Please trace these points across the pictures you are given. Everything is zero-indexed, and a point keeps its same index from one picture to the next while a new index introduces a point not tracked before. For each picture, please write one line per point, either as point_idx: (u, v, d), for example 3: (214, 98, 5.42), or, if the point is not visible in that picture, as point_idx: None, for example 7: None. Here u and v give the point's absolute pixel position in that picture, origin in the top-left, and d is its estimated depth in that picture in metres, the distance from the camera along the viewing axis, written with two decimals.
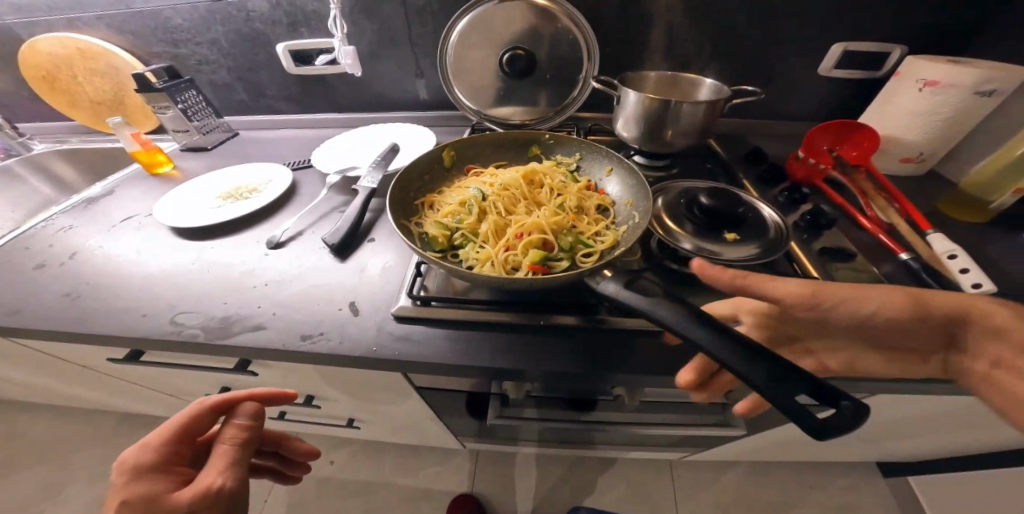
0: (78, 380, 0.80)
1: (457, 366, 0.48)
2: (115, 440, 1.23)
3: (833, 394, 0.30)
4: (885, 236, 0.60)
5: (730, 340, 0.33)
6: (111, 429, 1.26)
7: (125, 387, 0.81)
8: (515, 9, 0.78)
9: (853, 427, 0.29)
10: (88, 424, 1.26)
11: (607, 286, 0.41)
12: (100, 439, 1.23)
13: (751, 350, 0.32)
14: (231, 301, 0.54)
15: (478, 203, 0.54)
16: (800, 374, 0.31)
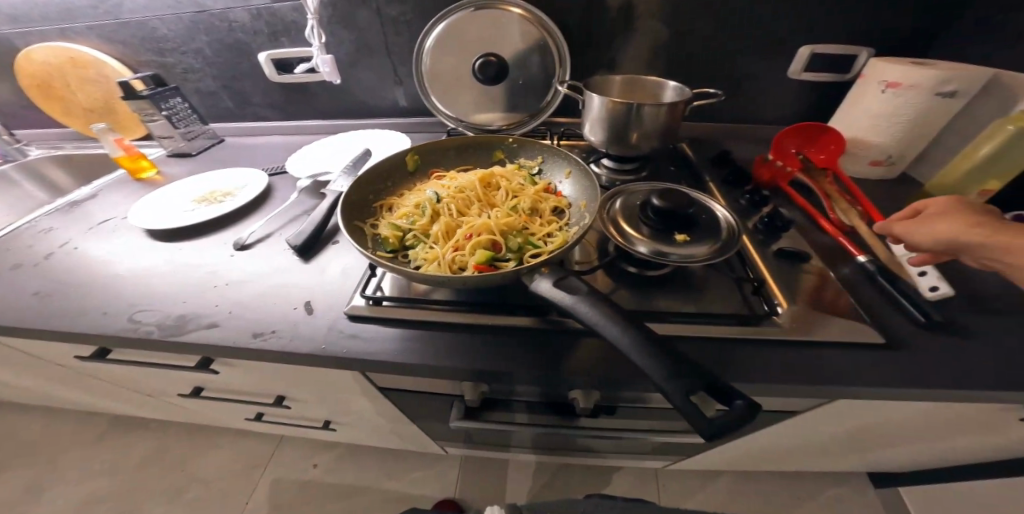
0: (59, 380, 0.82)
1: (404, 365, 0.49)
2: (107, 441, 1.27)
3: (727, 392, 0.34)
4: (846, 239, 0.61)
5: (645, 340, 0.35)
6: (102, 430, 1.29)
7: (105, 387, 0.84)
8: (486, 17, 0.80)
9: (741, 424, 0.32)
10: (80, 426, 1.30)
11: (541, 284, 0.41)
12: (91, 441, 1.27)
13: (661, 351, 0.34)
14: (190, 300, 0.55)
15: (431, 205, 0.55)
16: (704, 374, 0.34)
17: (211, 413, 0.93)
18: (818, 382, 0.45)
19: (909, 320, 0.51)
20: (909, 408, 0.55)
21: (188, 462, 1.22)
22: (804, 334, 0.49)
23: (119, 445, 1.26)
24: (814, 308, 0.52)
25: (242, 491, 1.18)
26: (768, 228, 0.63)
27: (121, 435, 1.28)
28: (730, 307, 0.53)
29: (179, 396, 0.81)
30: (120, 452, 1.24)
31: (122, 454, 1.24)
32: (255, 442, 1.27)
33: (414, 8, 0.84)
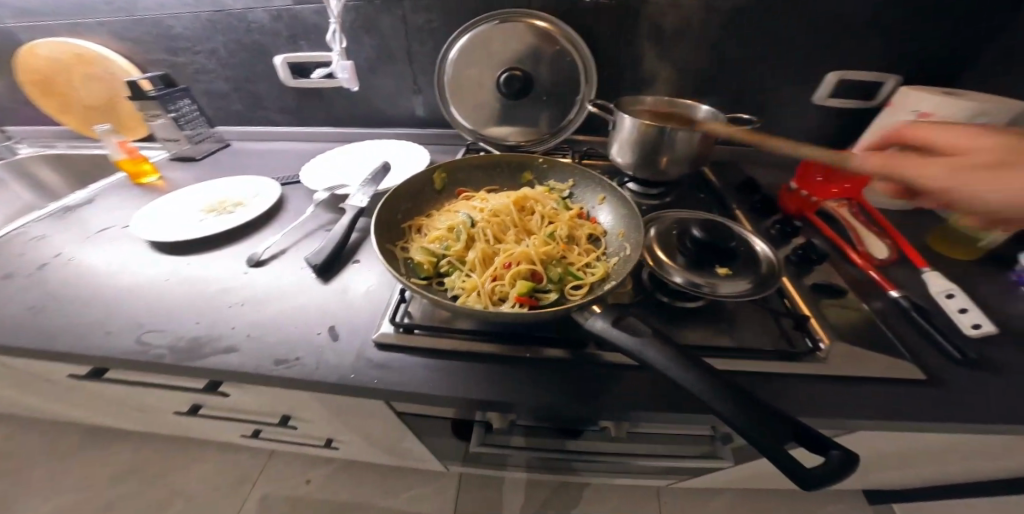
0: (44, 393, 0.76)
1: (434, 396, 0.46)
2: (81, 452, 1.19)
3: (816, 437, 0.31)
4: (877, 273, 0.61)
5: (721, 382, 0.32)
6: (75, 441, 1.21)
7: (90, 402, 0.79)
8: (514, 32, 0.78)
9: (840, 476, 0.29)
10: (53, 436, 1.22)
11: (594, 324, 0.39)
12: (63, 453, 1.19)
13: (742, 393, 0.32)
14: (202, 321, 0.51)
15: (466, 230, 0.53)
16: (790, 420, 0.31)
17: (203, 428, 0.88)
18: (866, 419, 0.43)
19: (944, 356, 0.50)
20: (942, 443, 0.54)
21: (171, 475, 1.15)
22: (849, 371, 0.47)
23: (95, 458, 1.18)
24: (855, 342, 0.51)
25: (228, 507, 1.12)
26: (801, 260, 0.61)
27: (94, 445, 1.20)
28: (770, 342, 0.50)
29: (176, 414, 0.76)
30: (98, 467, 1.16)
31: (98, 467, 1.16)
32: (244, 455, 1.21)
33: (441, 17, 0.82)
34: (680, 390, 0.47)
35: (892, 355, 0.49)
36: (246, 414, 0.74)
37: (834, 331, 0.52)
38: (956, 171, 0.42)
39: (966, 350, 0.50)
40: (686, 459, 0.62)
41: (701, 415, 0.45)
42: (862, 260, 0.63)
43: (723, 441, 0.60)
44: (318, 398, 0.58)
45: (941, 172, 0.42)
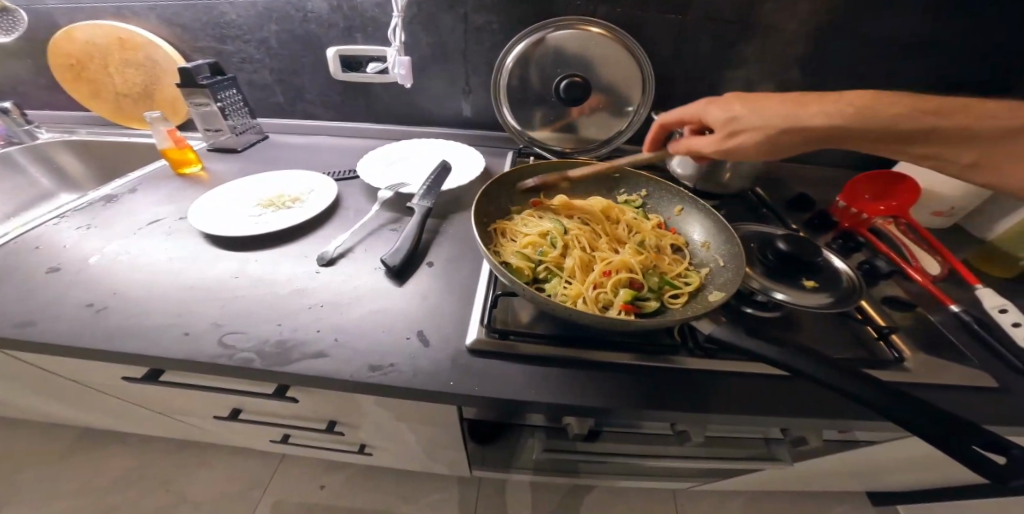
0: (50, 394, 0.69)
1: (535, 403, 0.45)
2: (69, 459, 1.06)
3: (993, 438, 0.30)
4: (934, 287, 0.62)
5: (877, 384, 0.33)
6: (65, 446, 1.09)
7: (105, 403, 0.70)
8: (576, 37, 0.79)
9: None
10: (37, 439, 1.09)
11: (716, 332, 0.41)
12: (44, 461, 1.06)
13: (904, 396, 0.32)
14: (286, 323, 0.48)
15: (558, 236, 0.53)
16: (965, 421, 0.31)
17: (227, 433, 0.81)
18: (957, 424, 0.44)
19: (1005, 365, 0.52)
20: None
21: (177, 480, 1.04)
22: (936, 380, 0.47)
23: (84, 465, 1.06)
24: (930, 352, 0.51)
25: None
26: (869, 273, 0.62)
27: (90, 449, 1.08)
28: (851, 351, 0.51)
29: (214, 419, 0.68)
30: (81, 474, 1.04)
31: (90, 476, 1.04)
32: (251, 460, 1.10)
33: (502, 19, 0.83)
34: (773, 398, 0.46)
35: (968, 363, 0.50)
36: (291, 420, 0.68)
37: (910, 340, 0.53)
38: (824, 113, 0.47)
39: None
40: (738, 463, 0.62)
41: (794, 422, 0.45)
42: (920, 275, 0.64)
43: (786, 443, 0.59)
44: (391, 404, 0.55)
45: (818, 113, 0.47)
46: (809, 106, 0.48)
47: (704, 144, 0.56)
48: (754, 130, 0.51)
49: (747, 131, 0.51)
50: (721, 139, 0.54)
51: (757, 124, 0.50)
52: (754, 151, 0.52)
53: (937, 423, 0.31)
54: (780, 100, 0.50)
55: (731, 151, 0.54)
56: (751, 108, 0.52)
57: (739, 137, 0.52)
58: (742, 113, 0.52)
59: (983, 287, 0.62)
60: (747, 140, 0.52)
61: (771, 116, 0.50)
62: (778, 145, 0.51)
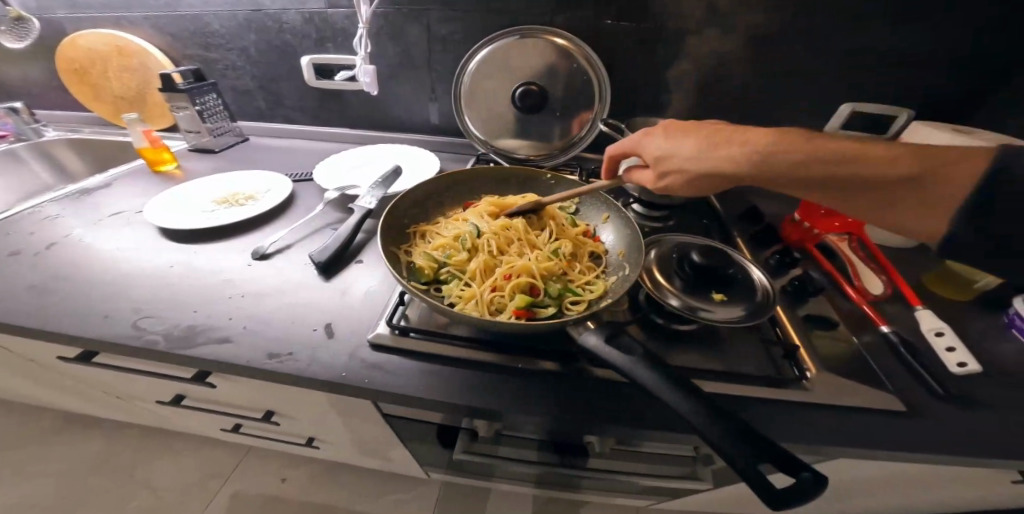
0: (19, 373, 0.75)
1: (424, 399, 0.46)
2: (53, 438, 1.14)
3: (790, 460, 0.30)
4: (869, 308, 0.60)
5: (698, 398, 0.34)
6: (49, 425, 1.16)
7: (65, 382, 0.76)
8: (533, 48, 0.82)
9: (809, 497, 0.29)
10: (27, 418, 1.17)
11: (588, 339, 0.41)
12: (29, 438, 1.13)
13: (717, 410, 0.33)
14: (202, 309, 0.53)
15: (473, 241, 0.58)
16: (765, 440, 0.31)
17: (182, 420, 0.84)
18: (842, 445, 0.43)
19: (924, 389, 0.50)
20: (927, 481, 0.53)
21: (141, 467, 1.09)
22: (831, 401, 0.47)
23: (63, 445, 1.12)
24: (840, 373, 0.50)
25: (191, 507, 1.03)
26: (795, 291, 0.62)
27: (71, 431, 1.15)
28: (757, 369, 0.50)
29: (157, 403, 0.73)
30: (64, 454, 1.10)
31: (68, 456, 1.10)
32: (220, 449, 1.15)
33: (463, 30, 0.86)
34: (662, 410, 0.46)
35: (874, 384, 0.49)
36: (232, 409, 0.71)
37: (822, 359, 0.52)
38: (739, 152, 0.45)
39: (947, 385, 0.50)
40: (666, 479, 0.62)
41: (679, 433, 0.45)
42: (856, 295, 0.63)
43: (705, 463, 0.58)
44: (306, 394, 0.57)
45: (732, 157, 0.46)
46: (727, 147, 0.46)
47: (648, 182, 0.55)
48: (682, 170, 0.50)
49: (674, 173, 0.51)
50: (658, 178, 0.54)
51: (682, 164, 0.50)
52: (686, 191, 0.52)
53: (736, 437, 0.31)
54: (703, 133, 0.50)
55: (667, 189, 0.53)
56: (676, 144, 0.51)
57: (670, 178, 0.52)
58: (670, 150, 0.51)
59: (923, 309, 0.60)
60: (675, 179, 0.52)
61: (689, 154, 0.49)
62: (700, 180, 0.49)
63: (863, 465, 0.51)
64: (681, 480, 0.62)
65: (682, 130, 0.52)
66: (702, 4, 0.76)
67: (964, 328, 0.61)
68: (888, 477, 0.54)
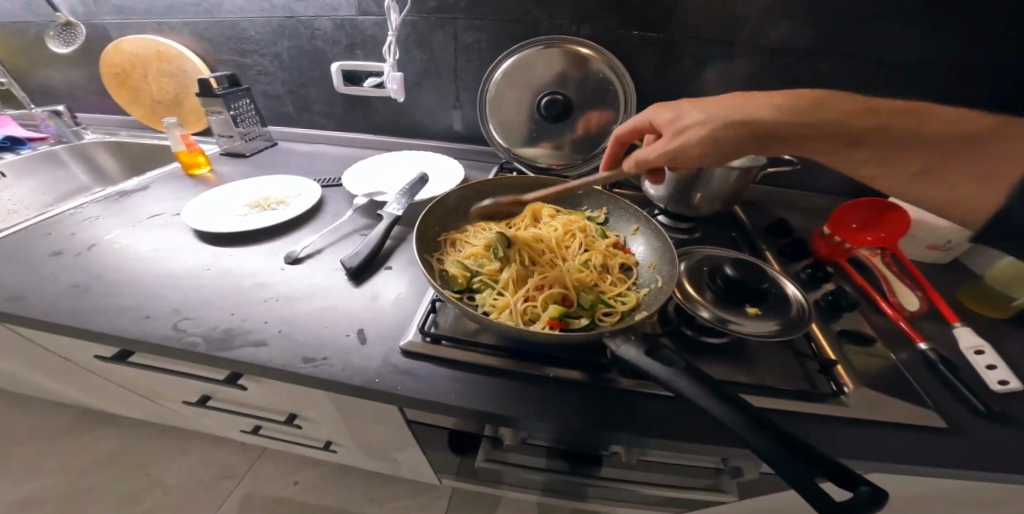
0: (56, 368, 0.77)
1: (454, 405, 0.46)
2: (78, 433, 1.17)
3: (842, 473, 0.31)
4: (906, 324, 0.59)
5: (747, 412, 0.34)
6: (74, 421, 1.20)
7: (97, 381, 0.79)
8: (560, 58, 0.82)
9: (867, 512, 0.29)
10: (54, 413, 1.21)
11: (626, 351, 0.42)
12: (54, 433, 1.16)
13: (767, 425, 0.33)
14: (238, 313, 0.54)
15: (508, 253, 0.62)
16: (817, 454, 0.32)
17: (206, 420, 0.86)
18: (882, 464, 0.42)
19: (967, 407, 0.48)
20: (967, 503, 0.51)
21: (156, 465, 1.11)
22: (872, 417, 0.46)
23: (86, 441, 1.15)
24: (879, 390, 0.49)
25: (207, 507, 1.05)
26: (830, 306, 0.61)
27: (95, 427, 1.18)
28: (794, 383, 0.49)
29: (184, 403, 0.75)
30: (90, 448, 1.13)
31: (92, 450, 1.13)
32: (238, 447, 1.16)
33: (490, 38, 0.87)
34: (695, 423, 0.46)
35: (912, 401, 0.48)
36: (257, 410, 0.71)
37: (857, 373, 0.51)
38: (760, 109, 0.47)
39: (990, 403, 0.48)
40: (688, 490, 0.60)
41: (710, 446, 0.45)
42: (892, 310, 0.62)
43: (729, 475, 0.56)
44: (332, 399, 0.57)
45: (753, 111, 0.47)
46: (761, 101, 0.48)
47: (650, 152, 0.58)
48: (696, 124, 0.54)
49: (693, 127, 0.55)
50: (667, 140, 0.57)
51: (700, 121, 0.54)
52: (698, 149, 0.54)
53: (789, 453, 0.32)
54: (724, 101, 0.54)
55: (675, 154, 0.56)
56: (700, 109, 0.55)
57: (682, 135, 0.55)
58: (688, 113, 0.56)
59: (963, 326, 0.58)
60: (687, 139, 0.55)
61: (712, 112, 0.53)
62: (716, 141, 0.51)
63: (895, 482, 0.50)
64: (704, 492, 0.59)
65: (711, 104, 0.55)
66: (732, 12, 0.76)
67: (1004, 346, 0.59)
68: (922, 498, 0.53)
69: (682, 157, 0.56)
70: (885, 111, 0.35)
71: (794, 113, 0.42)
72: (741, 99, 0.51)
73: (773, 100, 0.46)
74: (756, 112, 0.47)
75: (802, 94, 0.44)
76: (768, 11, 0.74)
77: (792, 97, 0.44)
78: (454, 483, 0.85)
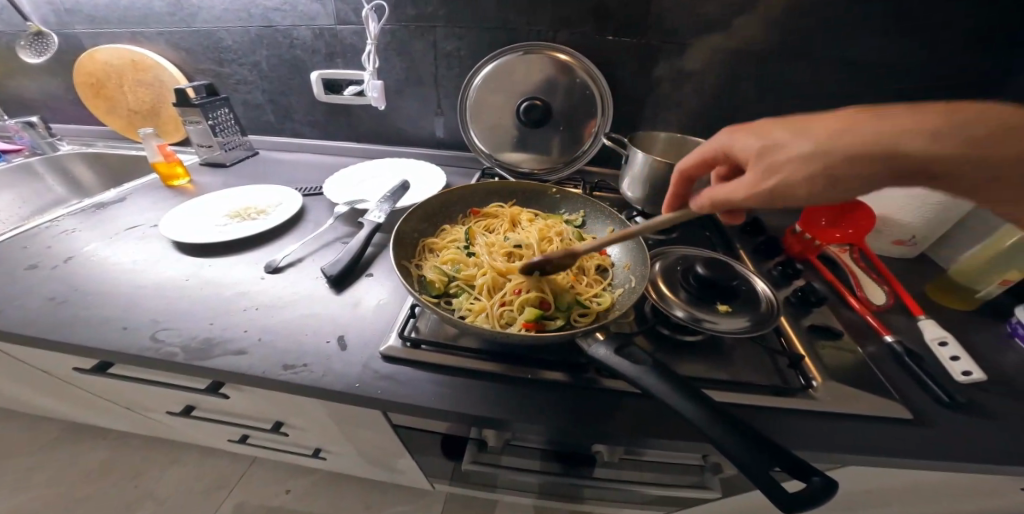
0: (34, 383, 0.76)
1: (435, 409, 0.47)
2: (57, 450, 1.14)
3: (799, 465, 0.33)
4: (872, 317, 0.61)
5: (712, 410, 0.36)
6: (55, 436, 1.16)
7: (78, 394, 0.78)
8: (537, 65, 0.84)
9: (818, 502, 0.31)
10: (32, 429, 1.17)
11: (597, 350, 0.43)
12: (33, 449, 1.13)
13: (730, 421, 0.35)
14: (217, 322, 0.54)
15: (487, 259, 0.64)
16: (775, 447, 0.34)
17: (191, 431, 0.85)
18: (848, 454, 0.44)
19: (931, 397, 0.51)
20: (934, 488, 0.54)
21: (145, 477, 1.09)
22: (838, 409, 0.48)
23: (68, 456, 1.13)
24: (845, 382, 0.51)
25: None
26: (800, 301, 0.63)
27: (74, 443, 1.15)
28: (764, 378, 0.51)
29: (167, 414, 0.74)
30: (71, 464, 1.11)
31: (74, 466, 1.11)
32: (225, 458, 1.15)
33: (469, 45, 0.88)
34: (671, 421, 0.47)
35: (877, 392, 0.50)
36: (242, 420, 0.71)
37: (825, 367, 0.53)
38: (915, 119, 0.35)
39: (953, 393, 0.51)
40: (674, 488, 0.61)
41: (685, 442, 0.46)
42: (859, 305, 0.64)
43: (712, 471, 0.58)
44: (316, 405, 0.57)
45: (914, 117, 0.35)
46: (900, 117, 0.36)
47: (733, 192, 0.44)
48: (799, 159, 0.39)
49: (790, 161, 0.40)
50: (762, 177, 0.42)
51: (803, 151, 0.39)
52: (821, 181, 0.38)
53: (749, 447, 0.33)
54: (829, 121, 0.39)
55: (781, 190, 0.40)
56: (790, 135, 0.41)
57: (781, 172, 0.40)
58: (780, 140, 0.41)
59: (927, 319, 0.61)
60: (793, 173, 0.40)
61: (817, 141, 0.39)
62: (846, 168, 0.38)
63: (865, 471, 0.52)
64: (687, 488, 0.61)
65: (801, 128, 0.41)
66: (702, 20, 0.79)
67: (966, 337, 0.62)
68: (893, 486, 0.55)
69: (798, 195, 0.40)
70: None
71: (977, 128, 0.34)
72: (845, 122, 0.38)
73: (922, 117, 0.35)
74: (919, 131, 0.34)
75: (937, 110, 0.36)
76: (736, 18, 0.77)
77: (937, 115, 0.35)
78: (445, 488, 0.85)
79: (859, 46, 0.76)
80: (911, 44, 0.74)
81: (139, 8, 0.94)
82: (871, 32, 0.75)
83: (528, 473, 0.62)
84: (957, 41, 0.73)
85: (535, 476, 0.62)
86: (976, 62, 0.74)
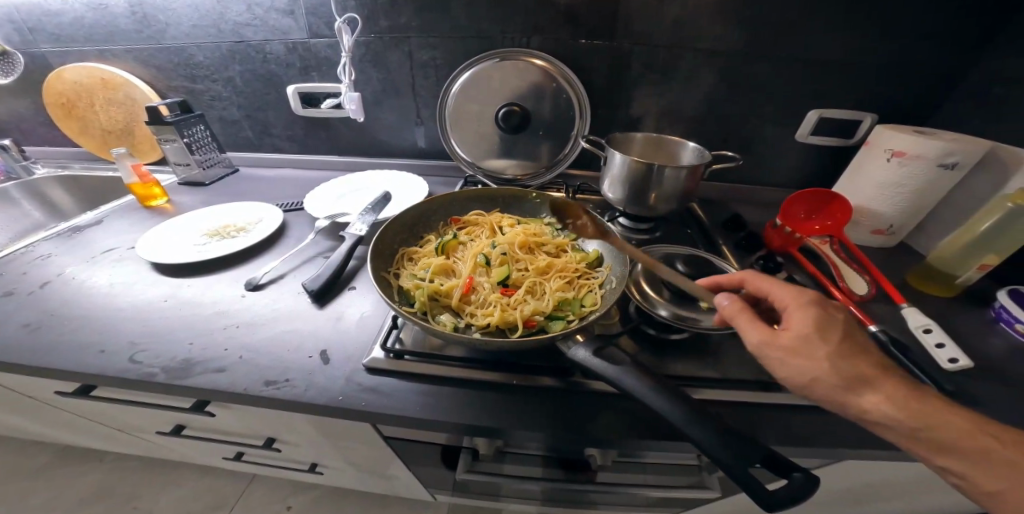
0: (20, 408, 0.75)
1: (421, 421, 0.46)
2: (44, 476, 1.10)
3: (783, 463, 0.33)
4: (856, 309, 0.61)
5: (692, 410, 0.36)
6: (44, 462, 1.13)
7: (64, 418, 0.76)
8: (513, 70, 0.85)
9: (801, 497, 0.32)
10: (21, 454, 1.14)
11: (577, 352, 0.43)
12: (23, 476, 1.10)
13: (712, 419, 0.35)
14: (196, 342, 0.54)
15: (467, 267, 0.65)
16: (757, 447, 0.34)
17: (181, 450, 0.83)
18: (837, 445, 0.44)
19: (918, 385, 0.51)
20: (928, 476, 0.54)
21: (139, 499, 1.07)
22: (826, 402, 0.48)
23: (60, 481, 1.09)
24: None
25: None
26: None
27: (64, 468, 1.12)
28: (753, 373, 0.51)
29: (157, 435, 0.72)
30: (60, 490, 1.08)
31: (67, 491, 1.08)
32: (221, 477, 1.12)
33: (443, 53, 0.89)
34: (660, 420, 0.47)
35: None
36: (233, 437, 0.70)
37: None
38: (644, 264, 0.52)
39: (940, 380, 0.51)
40: (673, 488, 0.61)
41: (680, 443, 0.46)
42: (841, 295, 0.64)
43: (709, 471, 0.58)
44: (306, 421, 0.57)
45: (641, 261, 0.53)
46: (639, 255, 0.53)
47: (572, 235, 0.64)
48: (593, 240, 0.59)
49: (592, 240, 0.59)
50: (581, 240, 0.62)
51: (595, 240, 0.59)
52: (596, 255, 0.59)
53: (733, 448, 0.33)
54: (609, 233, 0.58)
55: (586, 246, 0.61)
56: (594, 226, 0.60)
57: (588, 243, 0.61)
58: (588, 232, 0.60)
59: (909, 307, 0.62)
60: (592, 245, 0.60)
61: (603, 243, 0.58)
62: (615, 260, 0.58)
63: (863, 464, 0.52)
64: (687, 488, 0.61)
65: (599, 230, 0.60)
66: (671, 20, 0.80)
67: (949, 324, 0.63)
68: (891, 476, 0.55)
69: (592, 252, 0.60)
70: (947, 421, 0.37)
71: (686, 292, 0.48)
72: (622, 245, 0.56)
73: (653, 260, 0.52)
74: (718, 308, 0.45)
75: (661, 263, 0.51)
76: (704, 18, 0.79)
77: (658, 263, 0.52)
78: (446, 498, 0.84)
79: (825, 40, 0.78)
80: (876, 35, 0.76)
81: (106, 25, 0.93)
82: (836, 25, 0.76)
83: (525, 481, 0.62)
84: (916, 32, 0.75)
85: (532, 482, 0.62)
86: (936, 53, 0.76)
